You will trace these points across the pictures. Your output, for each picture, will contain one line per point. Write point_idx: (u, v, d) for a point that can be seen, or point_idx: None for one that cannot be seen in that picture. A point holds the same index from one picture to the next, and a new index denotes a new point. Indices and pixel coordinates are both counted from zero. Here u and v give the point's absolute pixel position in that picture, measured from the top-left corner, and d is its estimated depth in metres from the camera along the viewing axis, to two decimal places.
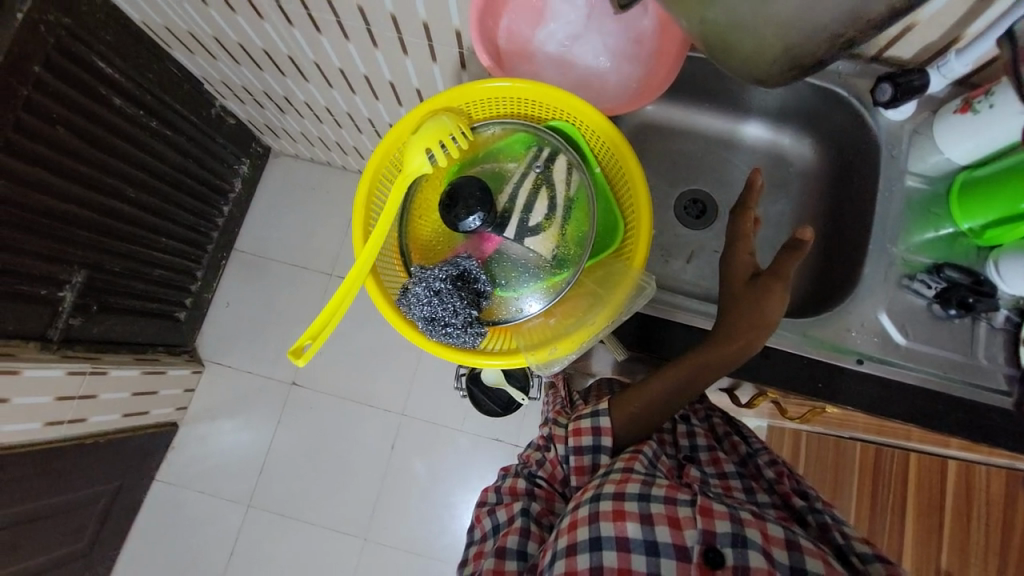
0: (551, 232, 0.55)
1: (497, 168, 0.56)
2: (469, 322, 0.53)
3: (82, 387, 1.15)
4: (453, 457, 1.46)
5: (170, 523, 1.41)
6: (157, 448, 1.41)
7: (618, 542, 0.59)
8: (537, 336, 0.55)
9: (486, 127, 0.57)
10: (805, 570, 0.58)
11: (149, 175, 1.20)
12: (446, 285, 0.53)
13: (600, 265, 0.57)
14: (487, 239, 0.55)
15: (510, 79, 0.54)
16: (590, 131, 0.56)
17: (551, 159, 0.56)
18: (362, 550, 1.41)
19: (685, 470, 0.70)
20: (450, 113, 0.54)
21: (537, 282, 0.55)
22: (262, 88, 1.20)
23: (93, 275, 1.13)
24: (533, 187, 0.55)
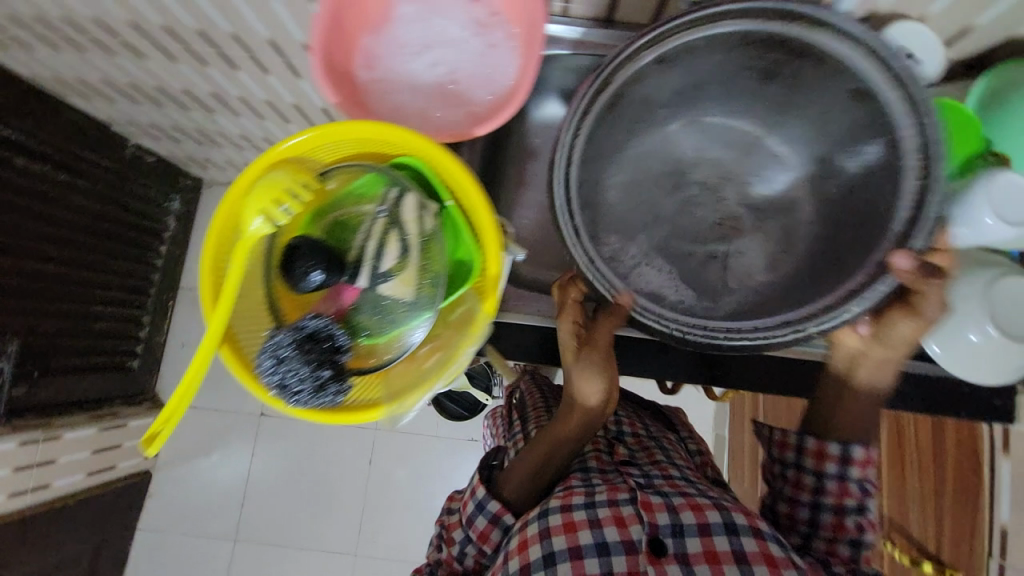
0: (407, 275, 0.42)
1: (349, 216, 0.44)
2: (322, 385, 0.39)
3: (38, 454, 1.14)
4: (433, 465, 1.48)
5: (160, 567, 1.42)
6: (134, 497, 1.41)
7: (571, 551, 0.60)
8: (395, 388, 0.43)
9: (331, 172, 0.45)
10: (736, 526, 0.61)
11: (69, 231, 1.17)
12: (293, 343, 0.39)
13: (459, 303, 0.45)
14: (343, 290, 0.42)
15: (339, 120, 0.43)
16: (440, 164, 0.44)
17: (402, 195, 0.44)
18: (355, 566, 1.43)
19: (615, 448, 0.78)
20: (285, 165, 0.43)
21: (397, 326, 0.43)
22: (171, 124, 1.15)
23: (28, 340, 1.10)
24: (385, 232, 0.43)
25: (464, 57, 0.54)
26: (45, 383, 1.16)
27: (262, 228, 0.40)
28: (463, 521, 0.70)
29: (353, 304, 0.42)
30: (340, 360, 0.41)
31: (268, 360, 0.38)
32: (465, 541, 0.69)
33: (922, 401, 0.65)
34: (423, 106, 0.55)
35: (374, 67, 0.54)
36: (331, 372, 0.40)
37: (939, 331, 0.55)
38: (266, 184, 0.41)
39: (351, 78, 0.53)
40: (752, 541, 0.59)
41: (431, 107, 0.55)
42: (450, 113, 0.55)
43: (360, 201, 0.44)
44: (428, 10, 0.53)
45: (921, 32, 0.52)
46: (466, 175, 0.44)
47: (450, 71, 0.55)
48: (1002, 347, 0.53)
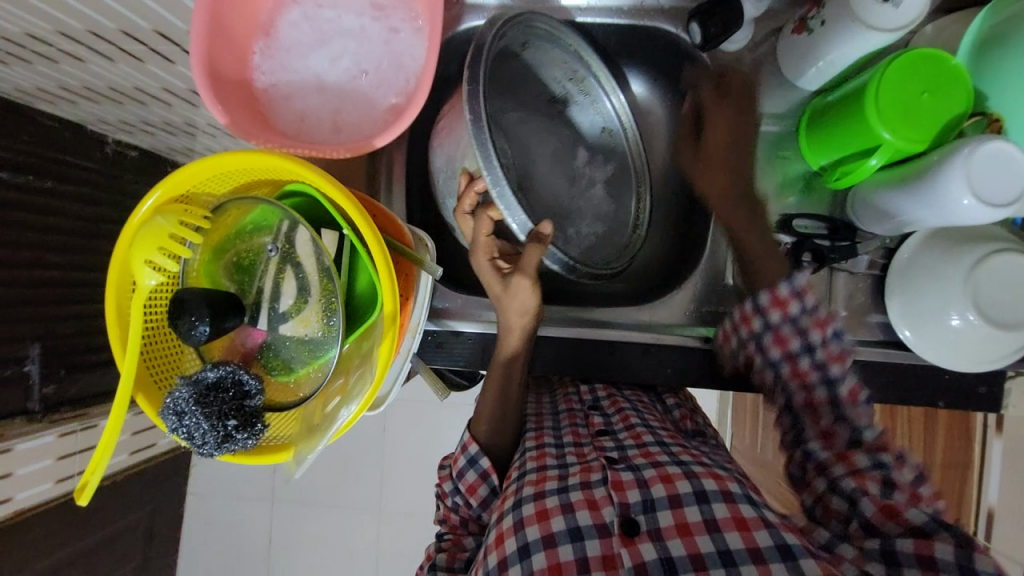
0: (305, 316, 0.42)
1: (246, 254, 0.43)
2: (227, 435, 0.39)
3: (80, 442, 1.23)
4: (445, 428, 1.55)
5: (210, 526, 1.59)
6: (178, 469, 1.55)
7: (544, 542, 0.56)
8: (309, 424, 0.42)
9: (222, 208, 0.43)
10: (706, 493, 0.56)
11: (68, 236, 1.21)
12: (190, 399, 0.38)
13: (370, 333, 0.43)
14: (250, 335, 0.42)
15: (212, 155, 0.41)
16: (328, 192, 0.41)
17: (293, 229, 0.42)
18: (380, 521, 1.56)
19: (590, 420, 0.70)
20: (169, 209, 0.41)
21: (304, 366, 0.42)
22: (138, 119, 1.12)
23: (48, 343, 1.16)
24: (278, 272, 0.42)
25: (366, 49, 0.50)
26: (73, 379, 1.22)
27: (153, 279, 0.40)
28: (452, 473, 0.69)
29: (262, 345, 0.43)
30: (249, 406, 0.40)
31: (172, 416, 0.38)
32: (454, 491, 0.69)
33: (898, 393, 0.60)
34: (335, 105, 0.50)
35: (276, 73, 0.50)
36: (236, 421, 0.39)
37: (917, 320, 0.52)
38: (148, 233, 0.40)
39: (251, 92, 0.49)
40: (723, 506, 0.55)
41: (343, 107, 0.50)
42: (364, 113, 0.50)
43: (254, 237, 0.43)
44: (315, 6, 0.50)
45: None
46: (352, 203, 0.40)
47: (356, 62, 0.50)
48: (984, 334, 0.48)
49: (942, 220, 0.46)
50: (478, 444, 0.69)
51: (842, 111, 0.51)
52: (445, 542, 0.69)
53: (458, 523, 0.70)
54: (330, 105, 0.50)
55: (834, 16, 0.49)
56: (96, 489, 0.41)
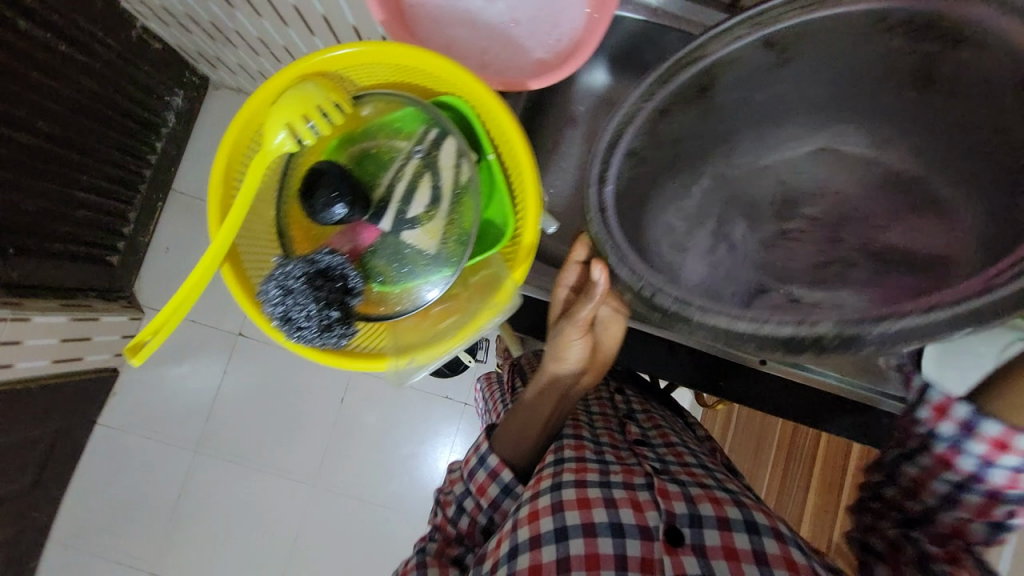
0: (431, 228, 0.49)
1: (378, 149, 0.50)
2: (330, 323, 0.47)
3: (4, 333, 1.09)
4: (405, 412, 1.49)
5: (114, 465, 1.41)
6: (97, 393, 1.38)
7: (584, 529, 0.61)
8: (409, 338, 0.52)
9: (361, 102, 0.50)
10: (755, 523, 0.62)
11: (66, 109, 1.10)
12: (300, 284, 0.46)
13: (484, 265, 0.52)
14: (363, 230, 0.50)
15: (372, 43, 0.47)
16: (482, 112, 0.50)
17: (442, 138, 0.49)
18: (311, 497, 1.45)
19: (626, 427, 0.80)
20: (320, 81, 0.46)
21: (414, 279, 0.51)
22: (183, 10, 1.06)
23: (4, 215, 1.04)
24: (414, 175, 0.49)
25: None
26: (19, 263, 1.11)
27: (283, 143, 0.44)
28: (465, 474, 0.74)
29: (371, 244, 0.50)
30: (349, 302, 0.48)
31: (279, 290, 0.46)
32: (465, 494, 0.72)
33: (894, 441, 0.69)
34: (485, 39, 0.53)
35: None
36: (338, 313, 0.48)
37: None
38: (296, 95, 0.45)
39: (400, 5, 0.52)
40: (772, 540, 0.60)
41: (490, 47, 0.54)
42: (510, 57, 0.53)
43: (390, 136, 0.50)
44: None
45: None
46: (510, 128, 0.49)
47: (511, 9, 0.53)
48: None
49: None
50: (490, 443, 0.74)
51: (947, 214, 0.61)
52: (435, 543, 0.72)
53: (454, 535, 0.73)
54: (477, 47, 0.54)
55: None
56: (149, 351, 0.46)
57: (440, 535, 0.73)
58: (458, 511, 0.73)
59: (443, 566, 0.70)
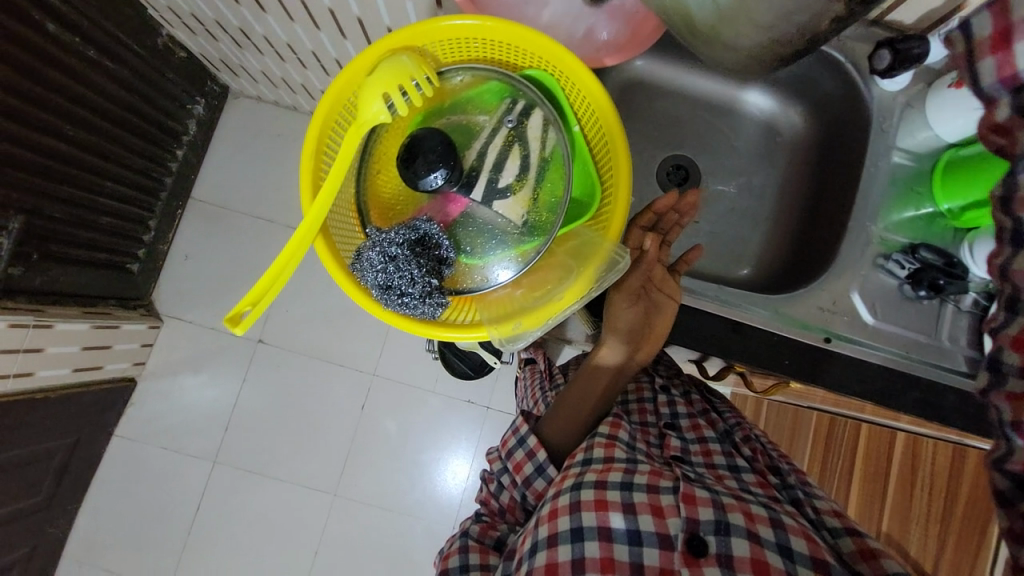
0: (522, 196, 0.52)
1: (466, 122, 0.53)
2: (429, 291, 0.51)
3: (28, 340, 1.07)
4: (426, 417, 1.47)
5: (131, 477, 1.38)
6: (115, 403, 1.36)
7: (600, 532, 0.63)
8: (502, 309, 0.54)
9: (452, 74, 0.53)
10: (791, 549, 0.61)
11: (93, 114, 1.10)
12: (403, 252, 0.51)
13: (572, 235, 0.55)
14: (453, 200, 0.52)
15: (470, 16, 0.51)
16: (569, 84, 0.53)
17: (531, 110, 0.53)
18: (332, 507, 1.42)
19: (665, 441, 0.78)
20: (411, 52, 0.49)
21: (504, 249, 0.53)
22: (213, 17, 1.08)
23: (33, 221, 1.04)
24: (504, 143, 0.52)
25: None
26: (42, 269, 1.09)
27: (380, 108, 0.46)
28: (502, 454, 0.76)
29: (461, 213, 0.52)
30: (443, 270, 0.53)
31: (381, 258, 0.51)
32: (502, 471, 0.75)
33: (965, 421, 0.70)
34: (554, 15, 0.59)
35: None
36: (435, 283, 0.52)
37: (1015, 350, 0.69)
38: (394, 65, 0.47)
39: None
40: (809, 569, 0.59)
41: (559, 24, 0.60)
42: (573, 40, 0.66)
43: (479, 108, 0.53)
44: None
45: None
46: (598, 98, 0.53)
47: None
48: None
49: None
50: (530, 426, 0.75)
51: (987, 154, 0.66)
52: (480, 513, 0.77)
53: (497, 510, 0.76)
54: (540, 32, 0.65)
55: None
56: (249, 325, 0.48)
57: (486, 511, 0.77)
58: (499, 486, 0.76)
59: (484, 551, 0.70)
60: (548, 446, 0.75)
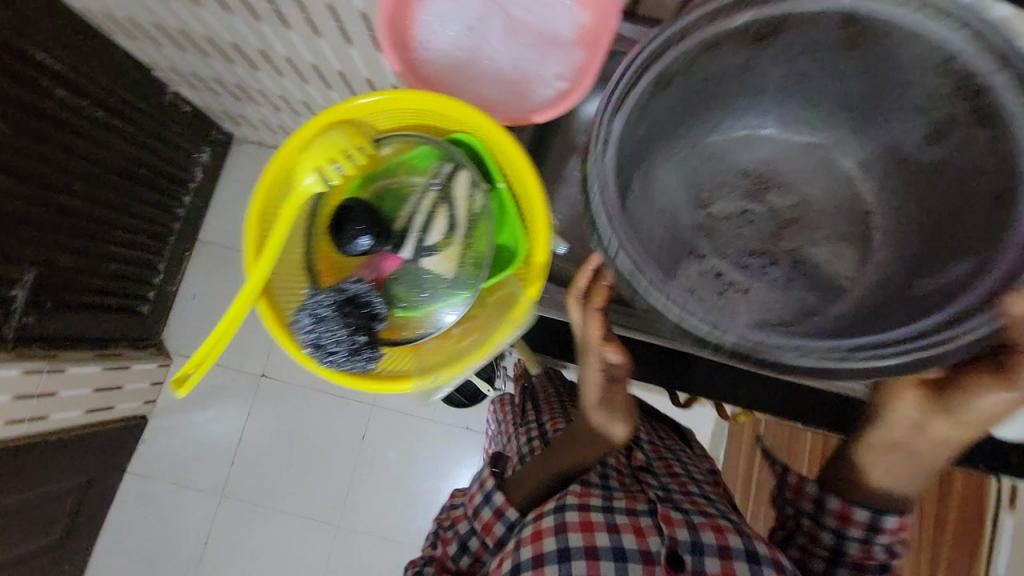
0: (449, 252, 0.55)
1: (397, 185, 0.56)
2: (356, 348, 0.53)
3: (41, 385, 1.14)
4: (426, 447, 1.49)
5: (143, 512, 1.42)
6: (127, 441, 1.41)
7: (587, 551, 0.63)
8: (428, 357, 0.57)
9: (384, 142, 0.56)
10: (757, 553, 0.64)
11: (101, 170, 1.18)
12: (332, 312, 0.53)
13: (500, 286, 0.57)
14: (386, 258, 0.55)
15: (391, 91, 0.53)
16: (493, 146, 0.55)
17: (456, 171, 0.55)
18: (336, 538, 1.43)
19: (633, 452, 0.80)
20: (342, 127, 0.51)
21: (433, 304, 0.56)
22: (212, 75, 1.16)
23: (46, 272, 1.11)
24: (431, 205, 0.55)
25: None
26: (56, 316, 1.17)
27: (311, 181, 0.49)
28: (468, 512, 0.74)
29: (392, 272, 0.56)
30: (374, 327, 0.55)
31: (309, 317, 0.53)
32: (468, 532, 0.73)
33: None
34: (483, 59, 0.59)
35: None
36: (363, 339, 0.54)
37: None
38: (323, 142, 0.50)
39: None
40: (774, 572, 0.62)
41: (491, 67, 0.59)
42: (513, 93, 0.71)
43: (409, 172, 0.56)
44: None
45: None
46: (523, 162, 0.54)
47: None
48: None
49: None
50: (497, 480, 0.74)
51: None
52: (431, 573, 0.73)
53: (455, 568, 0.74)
54: None
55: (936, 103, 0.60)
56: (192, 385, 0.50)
57: (436, 565, 0.74)
58: (460, 549, 0.74)
59: None
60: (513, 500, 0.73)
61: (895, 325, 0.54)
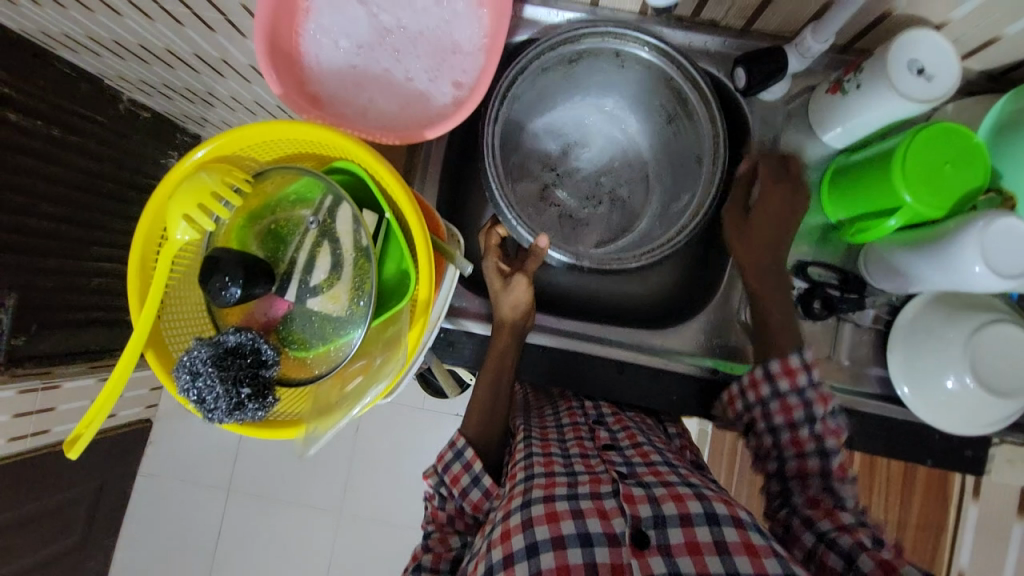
0: (331, 293, 0.56)
1: (279, 224, 0.57)
2: (240, 403, 0.52)
3: (39, 402, 1.21)
4: (420, 435, 1.52)
5: (158, 509, 1.51)
6: (134, 444, 1.48)
7: (554, 542, 0.59)
8: (321, 406, 0.58)
9: (264, 178, 0.57)
10: (717, 515, 0.60)
11: (66, 188, 1.18)
12: (209, 368, 0.51)
13: (392, 322, 0.58)
14: (277, 302, 0.57)
15: (264, 125, 0.55)
16: (375, 176, 0.56)
17: (335, 205, 0.56)
18: (339, 524, 1.50)
19: (596, 434, 0.76)
20: (212, 170, 0.53)
21: (323, 345, 0.57)
22: (160, 81, 1.12)
23: (25, 294, 1.12)
24: (314, 246, 0.57)
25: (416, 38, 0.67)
26: (43, 336, 1.18)
27: (183, 233, 0.51)
28: (437, 469, 0.73)
29: (284, 314, 0.57)
30: (263, 377, 0.54)
31: (186, 374, 0.51)
32: (439, 485, 0.72)
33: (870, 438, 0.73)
34: (366, 79, 0.63)
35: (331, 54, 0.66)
36: (249, 390, 0.53)
37: (914, 375, 0.67)
38: (194, 186, 0.51)
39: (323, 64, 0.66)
40: (734, 528, 0.59)
41: (386, 98, 0.63)
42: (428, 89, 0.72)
43: (295, 209, 0.57)
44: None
45: (939, 47, 0.57)
46: (403, 190, 0.55)
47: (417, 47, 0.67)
48: (978, 395, 0.63)
49: (957, 283, 0.59)
50: (463, 439, 0.74)
51: (870, 166, 0.63)
52: (433, 542, 0.71)
53: (444, 521, 0.72)
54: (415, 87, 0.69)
55: (868, 79, 0.61)
56: (84, 446, 0.55)
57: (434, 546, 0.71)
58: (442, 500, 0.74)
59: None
60: (483, 459, 0.75)
61: (682, 222, 0.76)
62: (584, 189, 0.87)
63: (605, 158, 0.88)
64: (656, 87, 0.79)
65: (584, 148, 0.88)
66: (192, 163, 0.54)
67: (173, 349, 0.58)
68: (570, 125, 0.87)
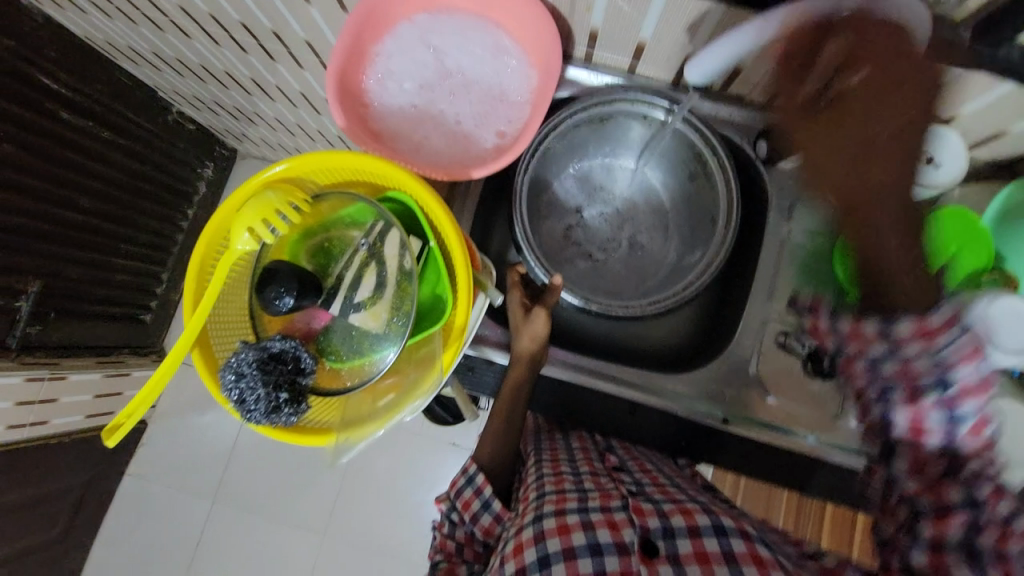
0: (373, 310, 0.59)
1: (331, 242, 0.61)
2: (278, 408, 0.54)
3: (43, 391, 1.20)
4: (415, 461, 1.51)
5: (139, 513, 1.47)
6: (126, 443, 1.46)
7: (564, 554, 0.59)
8: (354, 415, 0.62)
9: (323, 199, 0.61)
10: (724, 525, 0.61)
11: (106, 185, 1.23)
12: (253, 371, 0.54)
13: (426, 344, 0.62)
14: (320, 314, 0.60)
15: (330, 152, 0.60)
16: (426, 208, 0.61)
17: (387, 231, 0.60)
18: (322, 546, 1.46)
19: (606, 457, 0.77)
20: (278, 189, 0.57)
21: (360, 359, 0.60)
22: (210, 97, 1.19)
23: (49, 283, 1.15)
24: (362, 264, 0.60)
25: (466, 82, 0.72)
26: (60, 325, 1.21)
27: (246, 243, 0.55)
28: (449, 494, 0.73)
29: (325, 325, 0.60)
30: (301, 384, 0.57)
31: (232, 374, 0.54)
32: (450, 510, 0.73)
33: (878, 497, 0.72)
34: (418, 118, 0.68)
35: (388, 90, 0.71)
36: (287, 396, 0.55)
37: None
38: (261, 203, 0.56)
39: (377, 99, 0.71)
40: (742, 541, 0.59)
41: (432, 137, 0.68)
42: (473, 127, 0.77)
43: (347, 229, 0.61)
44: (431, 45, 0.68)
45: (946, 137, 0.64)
46: (452, 225, 0.60)
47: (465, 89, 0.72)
48: None
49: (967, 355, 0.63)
50: (477, 464, 0.75)
51: None
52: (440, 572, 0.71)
53: (454, 550, 0.72)
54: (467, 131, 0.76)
55: None
56: (121, 437, 0.57)
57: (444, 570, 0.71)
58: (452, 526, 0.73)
59: None
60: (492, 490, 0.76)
61: (695, 275, 0.80)
62: (607, 233, 0.92)
63: (627, 205, 0.92)
64: (678, 147, 0.84)
65: (608, 194, 0.92)
66: (262, 180, 0.59)
67: (217, 350, 0.60)
68: (599, 173, 0.92)
